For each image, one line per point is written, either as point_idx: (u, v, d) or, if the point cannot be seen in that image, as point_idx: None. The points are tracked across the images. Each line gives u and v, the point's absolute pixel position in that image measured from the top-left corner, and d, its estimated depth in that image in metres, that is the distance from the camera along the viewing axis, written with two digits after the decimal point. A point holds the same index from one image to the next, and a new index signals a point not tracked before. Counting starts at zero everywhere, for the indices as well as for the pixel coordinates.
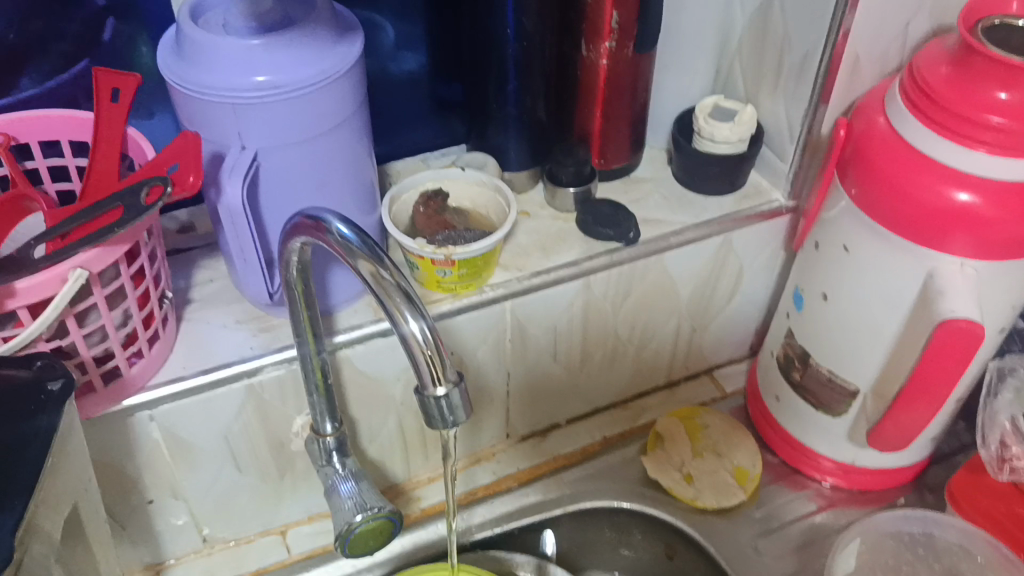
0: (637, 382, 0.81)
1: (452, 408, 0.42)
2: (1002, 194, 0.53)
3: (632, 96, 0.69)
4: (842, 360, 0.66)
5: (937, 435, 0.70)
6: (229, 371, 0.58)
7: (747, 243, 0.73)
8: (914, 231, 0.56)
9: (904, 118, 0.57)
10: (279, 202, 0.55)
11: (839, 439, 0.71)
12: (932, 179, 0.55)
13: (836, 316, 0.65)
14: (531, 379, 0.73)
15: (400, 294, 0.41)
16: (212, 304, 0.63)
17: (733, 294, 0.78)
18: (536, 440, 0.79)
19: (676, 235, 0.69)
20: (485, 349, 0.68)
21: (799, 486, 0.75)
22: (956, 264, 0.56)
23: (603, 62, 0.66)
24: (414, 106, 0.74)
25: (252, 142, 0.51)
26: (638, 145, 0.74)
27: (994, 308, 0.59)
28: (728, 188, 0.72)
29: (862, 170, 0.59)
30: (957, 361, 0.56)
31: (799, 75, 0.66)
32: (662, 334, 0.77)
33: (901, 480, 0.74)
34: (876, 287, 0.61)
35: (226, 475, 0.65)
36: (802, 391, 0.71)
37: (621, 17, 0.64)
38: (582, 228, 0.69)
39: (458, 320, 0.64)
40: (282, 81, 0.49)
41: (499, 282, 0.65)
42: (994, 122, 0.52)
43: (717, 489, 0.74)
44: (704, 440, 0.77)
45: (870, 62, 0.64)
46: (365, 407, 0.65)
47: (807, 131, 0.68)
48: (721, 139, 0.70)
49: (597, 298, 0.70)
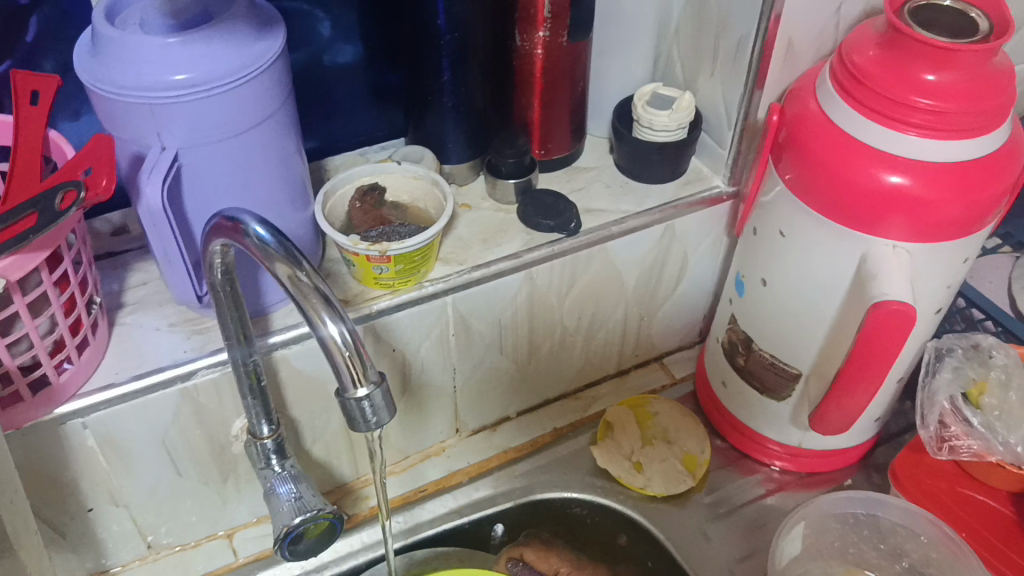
0: (587, 371, 0.81)
1: (375, 409, 0.42)
2: (932, 175, 0.54)
3: (570, 85, 0.69)
4: (784, 345, 0.67)
5: (880, 415, 0.70)
6: (163, 376, 0.57)
7: (691, 230, 0.73)
8: (848, 215, 0.57)
9: (835, 102, 0.57)
10: (205, 202, 0.53)
11: (785, 422, 0.72)
12: (864, 163, 0.55)
13: (775, 301, 0.65)
14: (478, 373, 0.73)
15: (318, 296, 0.41)
16: (147, 308, 0.62)
17: (680, 281, 0.78)
18: (488, 433, 0.78)
19: (617, 224, 0.69)
20: (428, 344, 0.67)
21: (749, 470, 0.76)
22: (889, 248, 0.57)
23: (540, 52, 0.66)
24: (351, 100, 0.73)
25: (172, 142, 0.50)
26: (579, 134, 0.74)
27: (929, 289, 0.59)
28: (670, 176, 0.72)
29: (796, 155, 0.59)
30: (894, 342, 0.56)
31: (735, 60, 0.66)
32: (610, 323, 0.77)
33: (847, 461, 0.74)
34: (815, 270, 0.61)
35: (165, 480, 0.64)
36: (748, 376, 0.71)
37: (555, 6, 0.63)
38: (523, 220, 0.69)
39: (397, 316, 0.63)
40: (200, 78, 0.48)
41: (439, 276, 0.64)
42: (922, 104, 0.52)
43: (667, 476, 0.74)
44: (653, 427, 0.78)
45: (804, 46, 0.64)
46: (306, 406, 0.64)
47: (745, 116, 0.68)
48: (660, 127, 0.69)
49: (540, 290, 0.69)
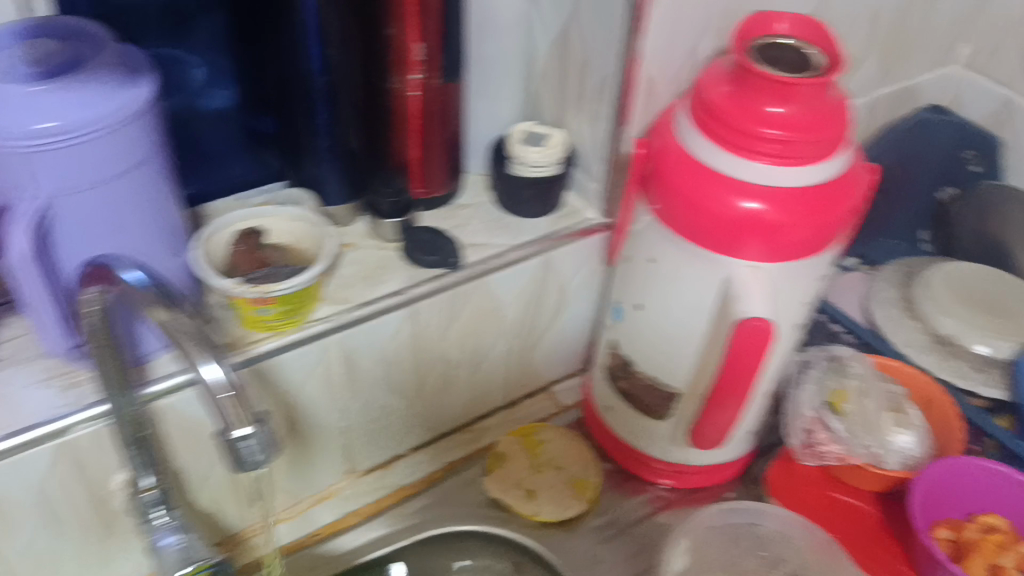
0: (476, 405, 0.82)
1: (262, 448, 0.42)
2: (785, 200, 0.58)
3: (444, 124, 0.71)
4: (661, 366, 0.70)
5: (754, 429, 0.74)
6: (36, 433, 0.55)
7: (569, 261, 0.76)
8: (712, 240, 0.60)
9: (694, 135, 0.61)
10: (76, 250, 0.52)
11: (667, 441, 0.74)
12: (724, 191, 0.59)
13: (650, 324, 0.69)
14: (367, 412, 0.73)
15: None
16: (14, 363, 0.60)
17: (561, 311, 0.80)
18: (380, 473, 0.78)
19: (497, 258, 0.71)
20: (315, 385, 0.67)
21: (636, 491, 0.78)
22: (749, 269, 0.61)
23: (414, 94, 0.67)
24: (225, 143, 0.73)
25: (41, 190, 0.49)
26: (456, 171, 0.76)
27: (787, 306, 0.64)
28: (544, 210, 0.75)
29: (662, 186, 0.62)
30: (755, 358, 0.60)
31: (599, 97, 0.69)
32: (495, 354, 0.79)
33: (727, 475, 0.78)
34: (684, 294, 0.65)
35: (40, 542, 0.61)
36: (630, 399, 0.74)
37: (427, 48, 0.65)
38: (406, 257, 0.70)
39: (281, 357, 0.63)
40: (70, 125, 0.47)
41: (323, 316, 0.65)
42: (772, 135, 0.57)
43: (558, 501, 0.76)
44: (542, 454, 0.79)
45: (664, 85, 0.67)
46: (191, 454, 0.63)
47: (612, 150, 0.71)
48: (532, 162, 0.72)
49: (425, 327, 0.70)
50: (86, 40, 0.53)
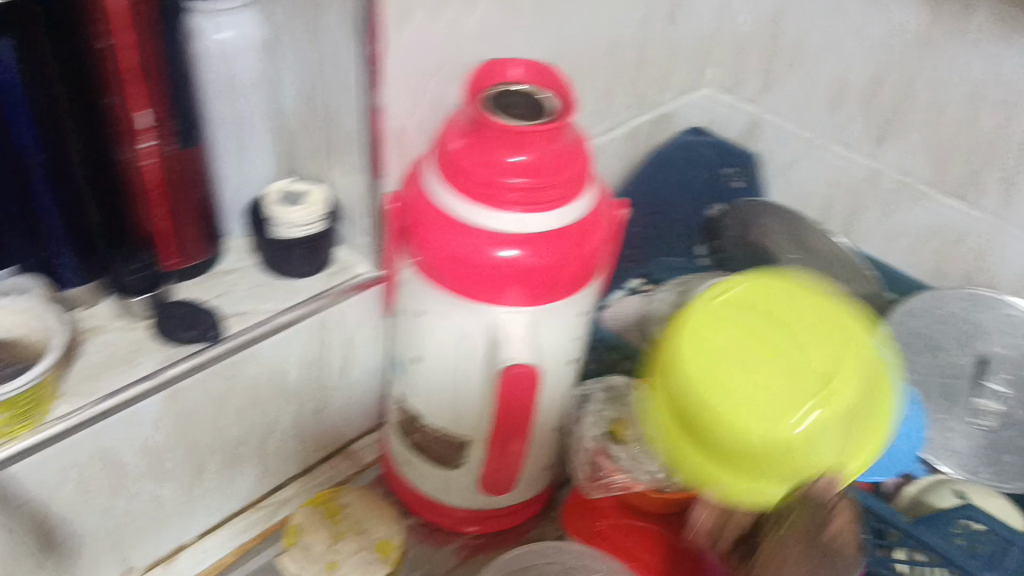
0: (268, 478, 0.78)
1: None
2: (538, 244, 0.58)
3: (191, 189, 0.66)
4: (446, 418, 0.68)
5: (548, 464, 0.74)
6: None
7: (344, 318, 0.73)
8: (472, 290, 0.60)
9: (442, 184, 0.60)
10: None
11: (466, 489, 0.73)
12: (477, 242, 0.58)
13: (429, 376, 0.67)
14: (138, 507, 0.67)
15: None
16: None
17: (346, 368, 0.77)
18: (162, 567, 0.72)
19: (265, 325, 0.68)
20: (68, 488, 0.61)
21: (444, 542, 0.77)
22: (512, 314, 0.60)
23: (148, 163, 0.62)
24: None
25: None
26: (213, 237, 0.71)
27: (557, 345, 0.64)
28: (313, 269, 0.72)
29: (418, 239, 0.61)
30: (522, 399, 0.62)
31: (351, 150, 0.68)
32: (281, 424, 0.75)
33: (531, 512, 0.78)
34: (455, 343, 0.63)
35: None
36: (423, 452, 0.72)
37: (156, 113, 0.60)
38: (160, 336, 0.65)
39: (17, 467, 0.56)
40: None
41: (63, 413, 0.58)
42: (516, 183, 0.57)
43: (362, 570, 0.72)
44: (344, 521, 0.76)
45: (410, 132, 0.67)
46: None
47: (373, 202, 0.69)
48: (294, 223, 0.69)
49: (191, 408, 0.65)
50: None
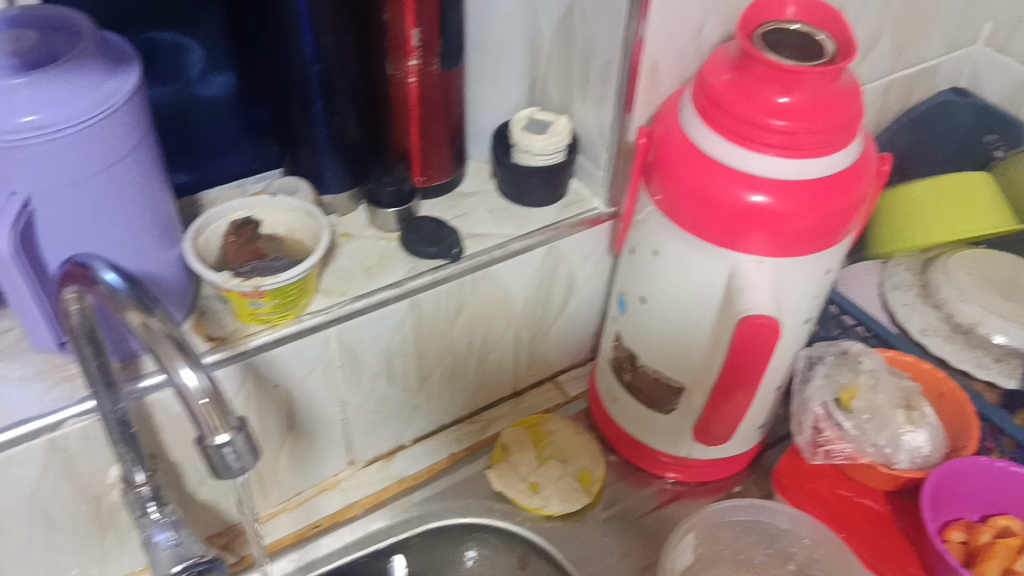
0: (481, 395, 0.81)
1: (238, 455, 0.40)
2: (790, 191, 0.56)
3: (446, 110, 0.69)
4: (665, 360, 0.68)
5: (762, 422, 0.73)
6: (27, 429, 0.55)
7: (574, 250, 0.74)
8: (714, 233, 0.59)
9: (697, 124, 0.59)
10: (61, 247, 0.52)
11: (674, 434, 0.73)
12: (726, 182, 0.57)
13: (655, 318, 0.67)
14: (369, 403, 0.72)
15: (172, 342, 0.39)
16: (10, 357, 0.59)
17: (567, 299, 0.79)
18: (383, 463, 0.77)
19: (500, 248, 0.70)
20: (314, 377, 0.66)
21: (644, 483, 0.77)
22: (754, 262, 0.59)
23: (412, 80, 0.66)
24: (225, 134, 0.72)
25: (23, 186, 0.48)
26: (459, 159, 0.74)
27: (796, 300, 0.62)
28: (550, 198, 0.73)
29: (664, 176, 0.60)
30: (761, 355, 0.58)
31: (604, 83, 0.67)
32: (500, 345, 0.78)
33: (737, 468, 0.77)
34: (688, 287, 0.63)
35: (40, 537, 0.61)
36: (634, 391, 0.73)
37: (423, 34, 0.63)
38: (406, 248, 0.69)
39: (277, 351, 0.62)
40: (49, 121, 0.46)
41: (319, 309, 0.63)
42: (777, 125, 0.55)
43: (563, 495, 0.75)
44: (549, 446, 0.79)
45: (668, 69, 0.66)
46: (187, 451, 0.63)
47: (618, 138, 0.69)
48: (538, 150, 0.70)
49: (427, 316, 0.69)
50: (66, 30, 0.52)
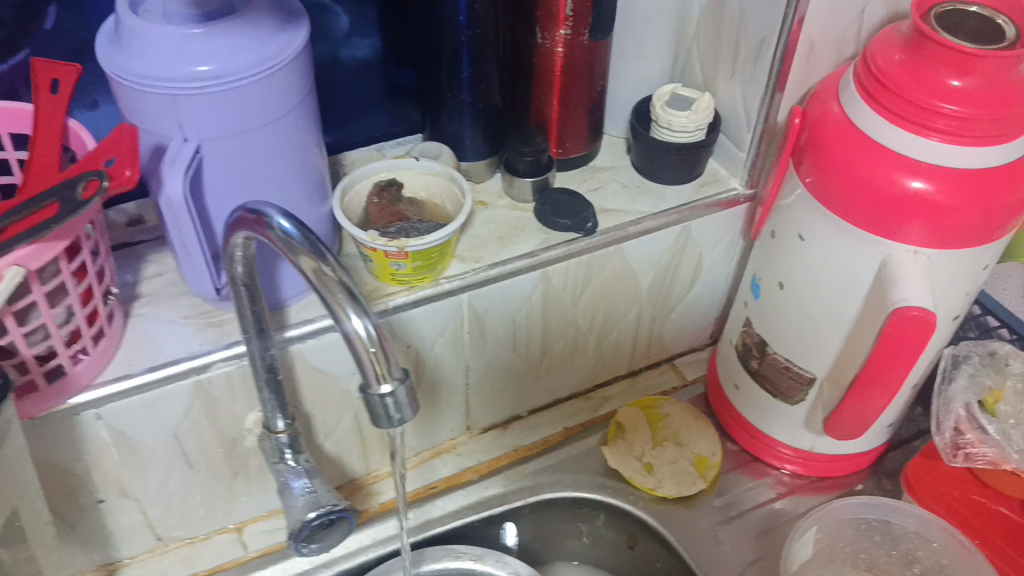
0: (599, 372, 0.81)
1: (399, 406, 0.41)
2: (954, 181, 0.53)
3: (589, 83, 0.69)
4: (798, 349, 0.66)
5: (892, 421, 0.70)
6: (178, 368, 0.57)
7: (706, 232, 0.73)
8: (867, 220, 0.57)
9: (858, 106, 0.57)
10: (223, 196, 0.53)
11: (798, 426, 0.71)
12: (886, 168, 0.55)
13: (792, 305, 0.65)
14: (491, 371, 0.72)
15: (343, 291, 0.40)
16: (160, 299, 0.62)
17: (694, 281, 0.77)
18: (498, 432, 0.78)
19: (634, 224, 0.69)
20: (443, 341, 0.67)
21: (759, 473, 0.76)
22: (909, 253, 0.57)
23: (560, 50, 0.65)
24: (368, 97, 0.73)
25: (194, 134, 0.50)
26: (595, 133, 0.73)
27: (948, 294, 0.59)
28: (686, 177, 0.72)
29: (817, 158, 0.59)
30: (911, 348, 0.56)
31: (755, 61, 0.66)
32: (623, 323, 0.77)
33: (859, 466, 0.74)
34: (832, 275, 0.61)
35: (178, 474, 0.63)
36: (761, 379, 0.71)
37: (576, 4, 0.63)
38: (540, 219, 0.69)
39: (413, 312, 0.63)
40: (224, 70, 0.48)
41: (454, 274, 0.64)
42: (947, 110, 0.52)
43: (678, 478, 0.74)
44: (664, 429, 0.78)
45: (825, 49, 0.64)
46: (319, 402, 0.64)
47: (764, 118, 0.67)
48: (678, 127, 0.69)
49: (556, 288, 0.69)
50: None
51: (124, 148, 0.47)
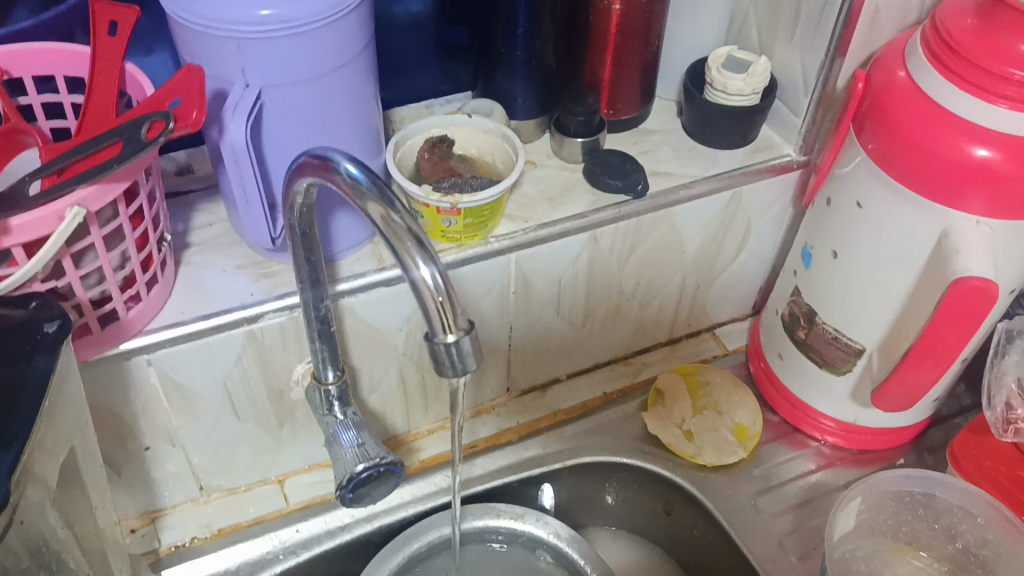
0: (640, 338, 0.80)
1: (462, 355, 0.41)
2: (1021, 150, 0.52)
3: (645, 43, 0.68)
4: (848, 319, 0.66)
5: (939, 396, 0.70)
6: (231, 318, 0.57)
7: (757, 199, 0.72)
8: (929, 188, 0.56)
9: (926, 72, 0.56)
10: (281, 145, 0.53)
11: (841, 398, 0.71)
12: (952, 135, 0.54)
13: (845, 274, 0.64)
14: (535, 332, 0.72)
15: (411, 238, 0.40)
16: (211, 249, 0.61)
17: (741, 250, 0.76)
18: (537, 394, 0.78)
19: (685, 188, 0.68)
20: (490, 301, 0.66)
21: (799, 445, 0.75)
22: (972, 223, 0.55)
23: (617, 8, 0.64)
24: (419, 52, 0.72)
25: (256, 80, 0.49)
26: (648, 96, 0.72)
27: (1007, 268, 0.58)
28: (739, 142, 0.71)
29: (881, 124, 0.58)
30: (966, 322, 0.56)
31: (817, 25, 0.65)
32: (667, 290, 0.76)
33: (901, 440, 0.74)
34: (889, 245, 0.60)
35: (224, 424, 0.64)
36: (807, 349, 0.71)
37: None
38: (589, 180, 0.68)
39: (461, 271, 0.63)
40: (288, 16, 0.47)
41: (504, 233, 0.64)
42: (1016, 76, 0.51)
43: (718, 446, 0.74)
44: (705, 397, 0.77)
45: (891, 13, 0.62)
46: (367, 357, 0.64)
47: (823, 83, 0.66)
48: (734, 91, 0.68)
49: (603, 252, 0.69)
50: None
51: (193, 91, 0.46)
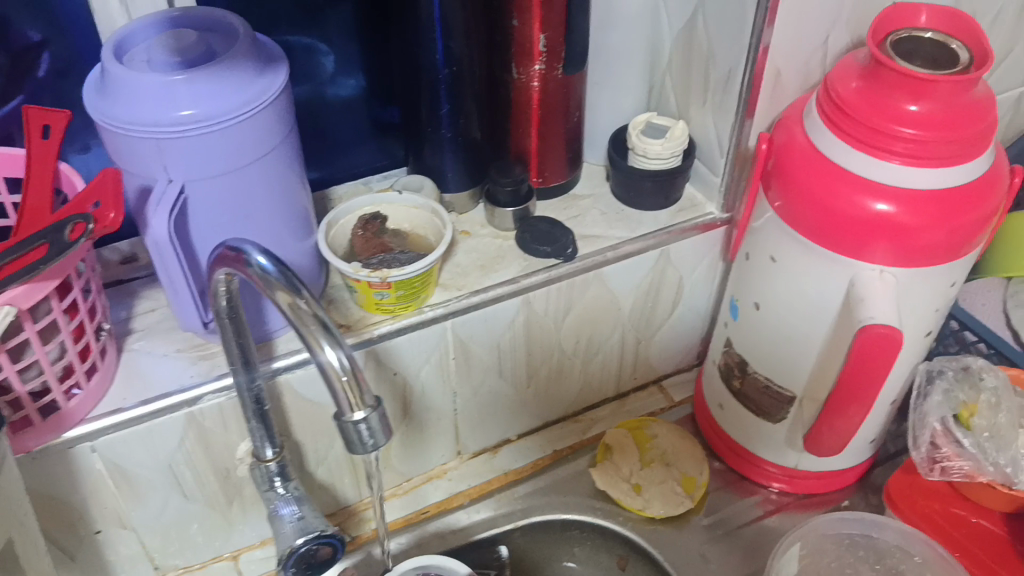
0: (586, 394, 0.82)
1: (372, 432, 0.43)
2: (915, 201, 0.55)
3: (566, 115, 0.71)
4: (777, 367, 0.68)
5: (873, 436, 0.72)
6: (170, 401, 0.59)
7: (685, 256, 0.75)
8: (831, 241, 0.58)
9: (821, 133, 0.59)
10: (208, 233, 0.55)
11: (782, 445, 0.73)
12: (849, 190, 0.56)
13: (768, 325, 0.67)
14: (479, 397, 0.74)
15: (317, 323, 0.42)
16: (154, 334, 0.64)
17: (675, 304, 0.79)
18: (488, 456, 0.80)
19: (613, 250, 0.71)
20: (429, 368, 0.68)
21: (747, 492, 0.77)
22: (876, 272, 0.58)
23: (535, 84, 0.68)
24: (352, 133, 0.75)
25: (178, 175, 0.52)
26: (575, 163, 0.76)
27: (916, 312, 0.61)
28: (664, 203, 0.74)
29: (784, 182, 0.61)
30: (882, 364, 0.57)
31: (725, 91, 0.68)
32: (607, 347, 0.78)
33: (845, 483, 0.75)
34: (805, 297, 0.63)
35: (172, 504, 0.65)
36: (744, 398, 0.73)
37: (549, 39, 0.65)
38: (521, 246, 0.70)
39: (397, 340, 0.64)
40: (206, 114, 0.50)
41: (438, 301, 0.66)
42: (904, 134, 0.54)
43: (665, 498, 0.75)
44: (652, 450, 0.79)
45: (792, 76, 0.66)
46: (310, 431, 0.66)
47: (736, 144, 0.70)
48: (654, 155, 0.71)
49: (537, 315, 0.71)
50: (222, 30, 0.55)
51: (109, 191, 0.50)
